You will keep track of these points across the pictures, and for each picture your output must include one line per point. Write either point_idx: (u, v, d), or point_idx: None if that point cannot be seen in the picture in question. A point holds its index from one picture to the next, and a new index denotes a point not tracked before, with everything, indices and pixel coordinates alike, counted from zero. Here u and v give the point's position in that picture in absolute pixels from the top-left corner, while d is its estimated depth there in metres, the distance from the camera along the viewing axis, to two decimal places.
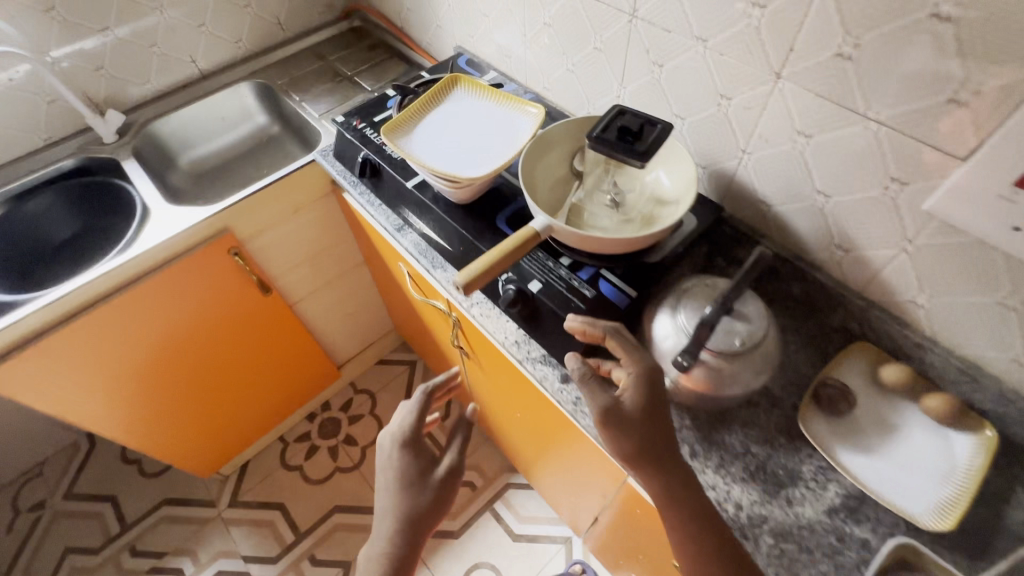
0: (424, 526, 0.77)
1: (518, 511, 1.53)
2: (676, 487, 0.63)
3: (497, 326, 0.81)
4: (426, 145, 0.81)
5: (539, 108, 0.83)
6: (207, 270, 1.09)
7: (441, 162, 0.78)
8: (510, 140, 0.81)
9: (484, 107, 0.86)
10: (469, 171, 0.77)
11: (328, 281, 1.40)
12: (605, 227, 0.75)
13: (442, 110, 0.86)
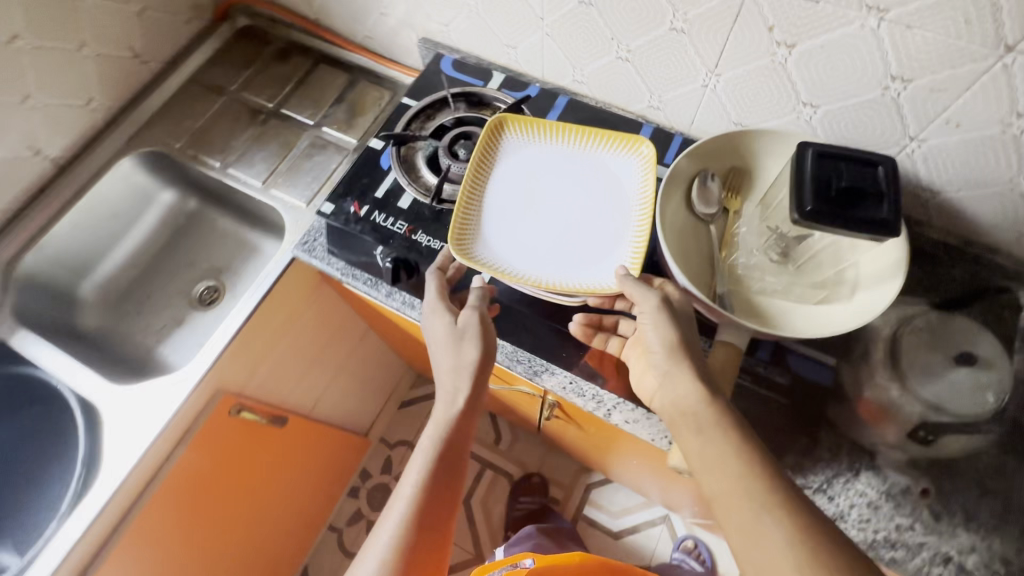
0: (480, 388, 0.61)
1: (609, 509, 1.48)
2: (717, 404, 0.51)
3: (654, 430, 0.67)
4: (516, 241, 0.59)
5: (646, 143, 0.62)
6: (215, 444, 0.81)
7: (551, 263, 0.58)
8: (622, 200, 0.61)
9: (562, 155, 0.64)
10: (594, 266, 0.58)
11: (339, 368, 1.13)
12: (773, 287, 0.58)
13: (507, 175, 0.62)
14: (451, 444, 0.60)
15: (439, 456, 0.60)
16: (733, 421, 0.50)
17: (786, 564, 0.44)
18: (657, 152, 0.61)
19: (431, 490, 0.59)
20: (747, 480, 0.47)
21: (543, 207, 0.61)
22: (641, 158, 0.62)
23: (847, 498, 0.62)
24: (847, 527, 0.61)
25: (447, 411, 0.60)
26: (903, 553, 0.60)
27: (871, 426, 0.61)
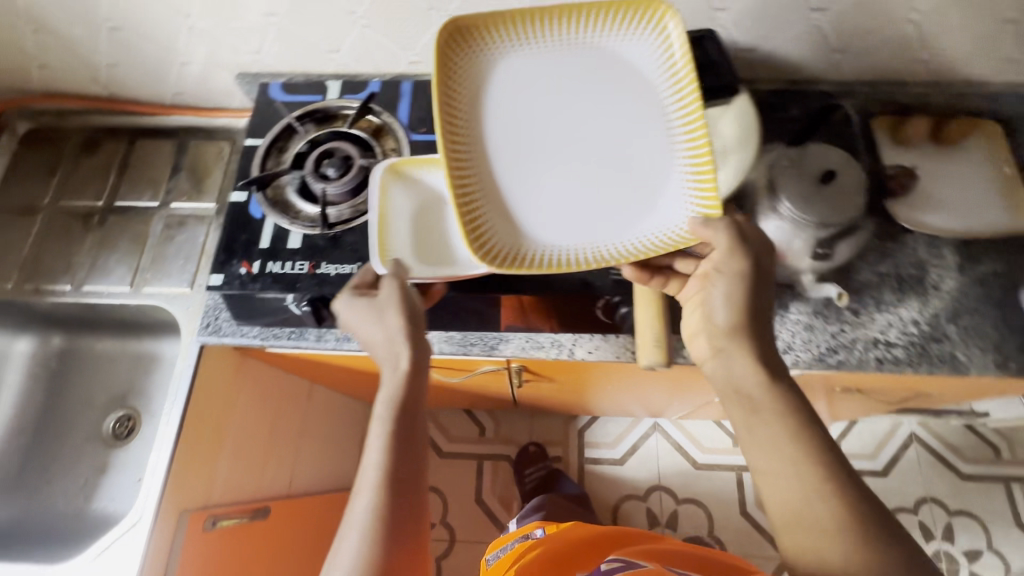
0: (423, 348, 0.57)
1: (606, 441, 1.55)
2: (781, 392, 0.53)
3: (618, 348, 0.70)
4: (540, 184, 0.59)
5: (673, 16, 0.59)
6: (190, 557, 0.73)
7: (593, 202, 0.59)
8: (661, 106, 0.61)
9: (574, 72, 0.62)
10: (654, 199, 0.58)
11: (298, 436, 1.06)
12: None
13: (503, 108, 0.62)
14: (411, 403, 0.55)
15: (398, 425, 0.53)
16: (795, 411, 0.52)
17: (829, 541, 0.46)
18: (687, 42, 0.59)
19: (400, 455, 0.52)
20: (798, 467, 0.49)
21: (559, 137, 0.61)
22: (671, 53, 0.61)
23: (788, 330, 0.70)
24: (798, 353, 0.69)
25: (394, 373, 0.55)
26: (845, 353, 0.69)
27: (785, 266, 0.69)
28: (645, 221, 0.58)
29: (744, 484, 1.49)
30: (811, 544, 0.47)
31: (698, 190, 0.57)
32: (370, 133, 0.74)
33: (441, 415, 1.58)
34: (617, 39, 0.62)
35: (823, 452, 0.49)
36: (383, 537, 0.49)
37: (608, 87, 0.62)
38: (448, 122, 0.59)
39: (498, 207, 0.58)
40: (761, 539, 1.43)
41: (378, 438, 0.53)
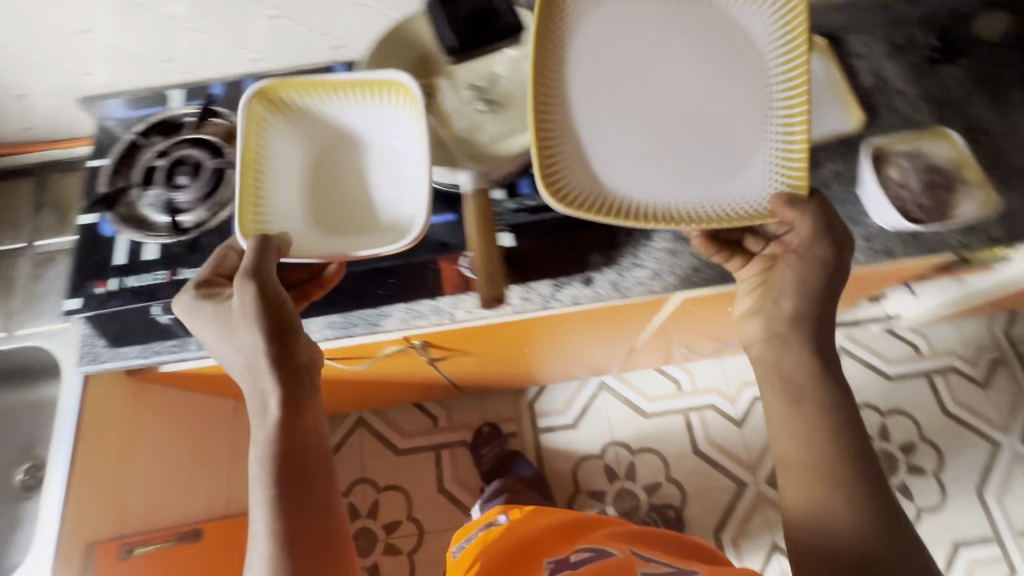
0: (292, 384, 0.56)
1: (557, 408, 1.58)
2: (819, 388, 0.58)
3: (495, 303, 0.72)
4: (632, 133, 0.60)
5: None
6: None
7: (681, 166, 0.59)
8: (768, 71, 0.61)
9: (675, 37, 0.62)
10: (738, 167, 0.60)
11: (233, 450, 1.05)
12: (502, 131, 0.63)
13: (603, 51, 0.61)
14: (289, 446, 0.55)
15: (277, 475, 0.53)
16: (828, 406, 0.57)
17: (836, 522, 0.53)
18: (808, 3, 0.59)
19: (285, 513, 0.52)
20: (817, 456, 0.56)
21: (653, 88, 0.61)
22: (783, 21, 0.61)
23: (653, 258, 0.74)
24: (664, 277, 0.73)
25: (264, 420, 0.56)
26: (708, 269, 0.73)
27: None
28: (728, 188, 0.59)
29: (693, 424, 1.54)
30: (818, 526, 0.54)
31: (783, 168, 0.59)
32: (222, 136, 0.73)
33: (393, 413, 1.59)
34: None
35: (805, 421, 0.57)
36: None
37: (710, 54, 0.62)
38: (542, 77, 0.58)
39: (577, 170, 0.58)
40: (715, 473, 1.49)
41: (259, 495, 0.53)
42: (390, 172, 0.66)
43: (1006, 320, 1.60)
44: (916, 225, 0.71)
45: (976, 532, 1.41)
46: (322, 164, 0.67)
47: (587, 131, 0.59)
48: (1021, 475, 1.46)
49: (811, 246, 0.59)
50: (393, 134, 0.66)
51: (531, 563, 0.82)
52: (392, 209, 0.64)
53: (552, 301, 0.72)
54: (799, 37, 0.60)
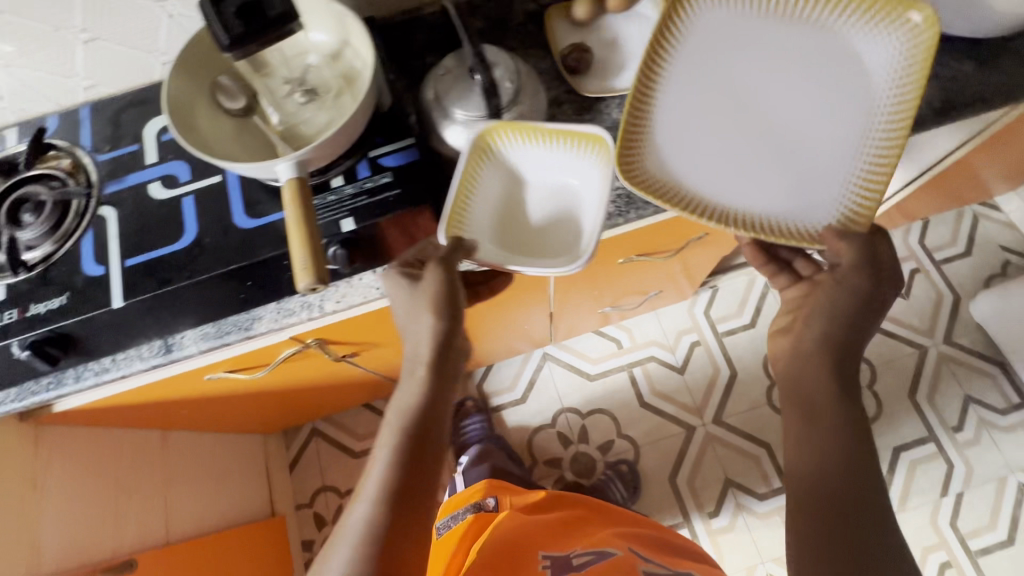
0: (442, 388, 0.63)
1: (506, 386, 1.61)
2: (842, 382, 0.62)
3: (362, 290, 0.74)
4: (725, 145, 0.70)
5: (920, 11, 0.66)
6: None
7: (755, 179, 0.69)
8: (875, 107, 0.69)
9: (791, 78, 0.72)
10: (814, 189, 0.68)
11: (162, 482, 1.08)
12: (327, 120, 0.65)
13: (722, 73, 0.72)
14: (417, 427, 0.60)
15: (403, 450, 0.58)
16: (844, 395, 0.61)
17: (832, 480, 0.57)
18: (935, 49, 0.65)
19: (396, 486, 0.56)
20: (823, 425, 0.60)
21: (752, 107, 0.71)
22: (902, 65, 0.68)
23: None
24: None
25: (412, 381, 0.64)
26: None
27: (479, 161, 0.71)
28: (796, 205, 0.68)
29: (637, 378, 1.58)
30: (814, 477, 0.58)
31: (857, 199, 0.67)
32: (68, 169, 0.73)
33: (346, 417, 1.60)
34: (862, 39, 0.70)
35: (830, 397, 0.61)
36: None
37: (824, 94, 0.71)
38: (649, 100, 0.70)
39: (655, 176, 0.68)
40: (664, 422, 1.53)
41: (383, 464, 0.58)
42: (561, 210, 0.73)
43: (918, 230, 1.67)
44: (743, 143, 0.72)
45: (914, 436, 1.48)
46: (507, 196, 0.74)
47: (679, 148, 0.70)
48: (948, 375, 1.53)
49: (852, 272, 0.64)
50: (574, 175, 0.73)
51: (527, 557, 0.86)
52: (558, 232, 0.72)
53: None
54: (914, 81, 0.67)
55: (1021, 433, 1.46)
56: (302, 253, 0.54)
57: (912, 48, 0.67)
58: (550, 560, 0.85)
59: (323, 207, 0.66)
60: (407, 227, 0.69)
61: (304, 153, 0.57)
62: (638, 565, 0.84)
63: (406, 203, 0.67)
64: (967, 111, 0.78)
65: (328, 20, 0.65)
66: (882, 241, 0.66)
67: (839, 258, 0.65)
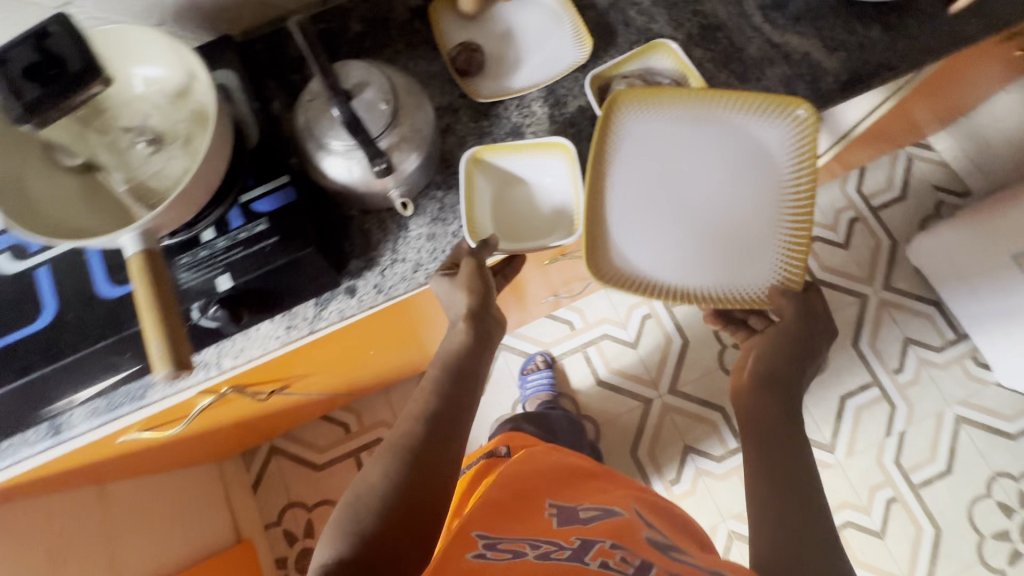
0: (480, 342, 0.68)
1: None
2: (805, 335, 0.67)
3: (261, 341, 0.69)
4: (667, 237, 0.69)
5: (802, 104, 0.67)
6: None
7: (693, 261, 0.69)
8: (784, 172, 0.69)
9: (703, 158, 0.71)
10: (751, 262, 0.68)
11: (103, 537, 1.03)
12: (179, 169, 0.58)
13: (641, 159, 0.70)
14: (454, 369, 0.66)
15: (442, 386, 0.65)
16: (799, 344, 0.67)
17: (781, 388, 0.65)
18: (822, 130, 0.67)
19: (431, 418, 0.62)
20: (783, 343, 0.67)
21: (677, 189, 0.70)
22: (800, 126, 0.68)
23: (413, 249, 0.71)
24: (427, 266, 0.70)
25: (455, 329, 0.68)
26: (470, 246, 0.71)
27: (365, 191, 0.66)
28: (741, 282, 0.68)
29: (592, 358, 1.58)
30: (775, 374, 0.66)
31: (791, 264, 0.67)
32: None
33: (304, 432, 1.57)
34: (758, 111, 0.69)
35: (793, 336, 0.67)
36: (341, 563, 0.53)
37: (736, 170, 0.70)
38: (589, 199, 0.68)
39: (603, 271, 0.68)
40: (622, 398, 1.55)
41: (427, 398, 0.64)
42: (546, 203, 0.76)
43: (855, 178, 1.67)
44: (656, 221, 0.69)
45: (858, 382, 1.53)
46: (497, 199, 0.76)
47: (629, 248, 0.69)
48: (888, 319, 1.57)
49: (792, 323, 0.67)
50: (548, 170, 0.75)
51: (533, 503, 0.70)
52: (544, 220, 0.76)
53: (319, 321, 0.69)
54: (812, 156, 0.68)
55: (955, 368, 1.53)
56: (157, 339, 0.48)
57: (804, 120, 0.68)
58: (556, 511, 0.69)
59: (195, 265, 0.60)
60: (295, 273, 0.63)
61: (148, 220, 0.51)
62: (643, 530, 0.67)
63: (286, 250, 0.61)
64: (875, 83, 0.75)
65: (160, 55, 0.57)
66: (815, 293, 0.70)
67: (787, 323, 0.67)
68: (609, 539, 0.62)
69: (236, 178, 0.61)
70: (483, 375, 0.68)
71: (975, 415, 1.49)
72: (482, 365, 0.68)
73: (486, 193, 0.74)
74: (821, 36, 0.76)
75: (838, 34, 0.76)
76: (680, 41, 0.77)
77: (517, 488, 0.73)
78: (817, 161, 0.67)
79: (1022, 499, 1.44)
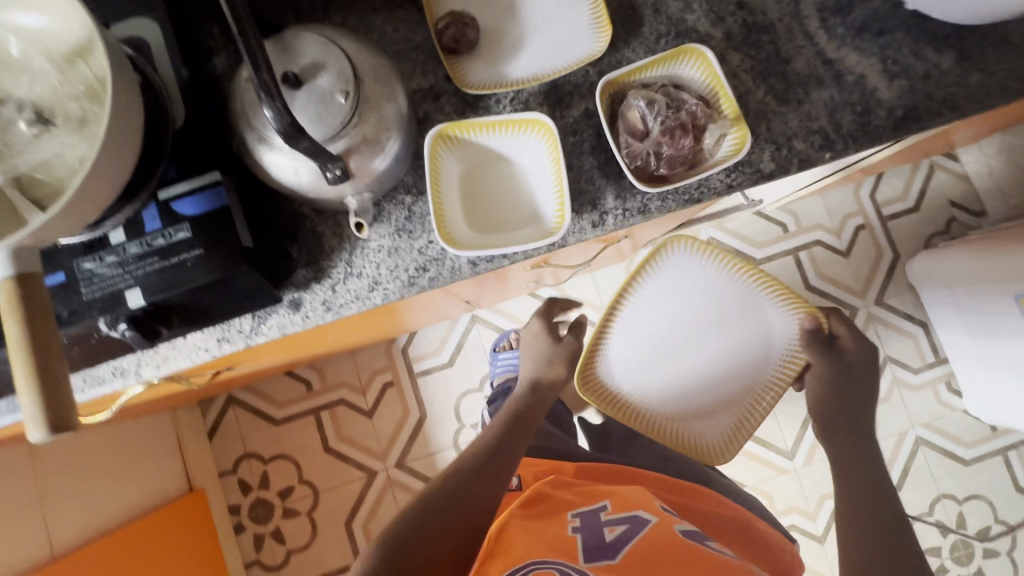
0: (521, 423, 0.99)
1: (430, 351, 1.52)
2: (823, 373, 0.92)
3: (188, 352, 0.60)
4: (710, 386, 0.85)
5: (681, 241, 0.76)
6: None
7: (729, 371, 0.85)
8: (715, 275, 0.80)
9: (660, 311, 0.82)
10: (761, 336, 0.83)
11: (37, 496, 0.99)
12: (71, 157, 0.45)
13: (631, 354, 0.81)
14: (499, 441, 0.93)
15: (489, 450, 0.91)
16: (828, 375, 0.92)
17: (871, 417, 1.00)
18: (720, 246, 0.76)
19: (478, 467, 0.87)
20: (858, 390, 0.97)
21: (665, 335, 0.84)
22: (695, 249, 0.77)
23: (371, 263, 0.61)
24: (386, 286, 0.61)
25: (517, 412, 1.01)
26: (437, 269, 0.60)
27: (316, 195, 0.55)
28: (773, 356, 0.83)
29: None
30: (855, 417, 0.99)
31: (797, 311, 0.81)
32: None
33: (262, 384, 1.51)
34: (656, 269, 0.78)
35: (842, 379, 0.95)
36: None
37: (686, 297, 0.82)
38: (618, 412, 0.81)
39: (710, 427, 0.85)
40: None
41: (473, 454, 0.90)
42: (527, 190, 0.60)
43: (870, 183, 1.57)
44: (672, 355, 0.84)
45: None
46: (473, 184, 0.60)
47: (705, 425, 0.84)
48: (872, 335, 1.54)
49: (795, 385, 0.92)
50: (527, 154, 0.59)
51: (566, 539, 0.80)
52: (522, 209, 0.59)
53: (258, 337, 0.60)
54: (723, 255, 0.78)
55: (927, 390, 1.52)
56: (30, 397, 0.40)
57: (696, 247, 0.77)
58: (579, 527, 0.84)
59: (102, 271, 0.50)
60: (225, 290, 0.53)
61: (23, 235, 0.40)
62: (673, 528, 0.82)
63: (210, 266, 0.50)
64: (934, 123, 0.63)
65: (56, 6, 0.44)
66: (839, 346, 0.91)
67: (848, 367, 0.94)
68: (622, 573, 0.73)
69: (152, 170, 0.49)
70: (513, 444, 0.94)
71: (935, 437, 1.51)
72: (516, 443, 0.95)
73: (456, 180, 0.58)
74: (882, 56, 0.64)
75: (903, 57, 0.64)
76: (716, 41, 0.64)
77: (544, 514, 0.87)
78: (734, 256, 0.77)
79: (960, 520, 1.49)
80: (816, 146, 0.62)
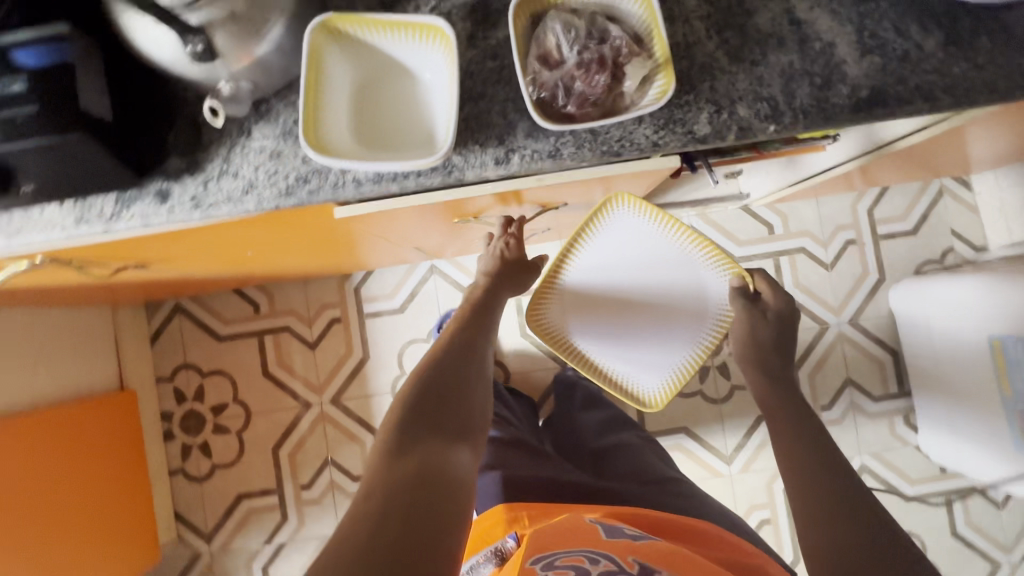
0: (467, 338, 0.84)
1: (384, 294, 1.48)
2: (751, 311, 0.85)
3: (42, 226, 0.56)
4: (652, 340, 0.85)
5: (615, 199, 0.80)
6: None
7: (670, 327, 0.85)
8: (652, 234, 0.82)
9: (604, 263, 0.84)
10: (700, 296, 0.84)
11: None
12: None
13: (572, 301, 0.85)
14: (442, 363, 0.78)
15: (428, 373, 0.76)
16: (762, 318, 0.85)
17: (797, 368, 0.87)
18: (654, 204, 0.79)
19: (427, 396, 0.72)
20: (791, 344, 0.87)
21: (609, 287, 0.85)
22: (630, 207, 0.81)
23: (249, 164, 0.56)
24: (261, 192, 0.55)
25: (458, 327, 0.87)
26: (318, 182, 0.55)
27: (184, 76, 0.50)
28: (709, 315, 0.84)
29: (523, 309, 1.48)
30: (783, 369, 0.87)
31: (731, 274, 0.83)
32: None
33: (210, 298, 1.49)
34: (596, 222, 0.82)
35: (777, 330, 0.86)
36: (468, 496, 0.62)
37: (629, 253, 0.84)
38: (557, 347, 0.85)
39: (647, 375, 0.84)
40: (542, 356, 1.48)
41: (416, 378, 0.75)
42: (427, 110, 0.54)
43: (871, 198, 1.47)
44: (617, 304, 0.85)
45: None
46: (367, 94, 0.54)
47: (644, 371, 0.84)
48: (839, 354, 1.48)
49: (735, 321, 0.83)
50: (430, 68, 0.54)
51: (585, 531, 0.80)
52: (416, 130, 0.54)
53: (119, 224, 0.56)
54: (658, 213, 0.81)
55: (884, 421, 1.47)
56: None
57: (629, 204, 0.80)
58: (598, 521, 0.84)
59: None
60: (69, 162, 0.49)
61: None
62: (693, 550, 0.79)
63: (43, 129, 0.46)
64: (902, 112, 0.56)
65: None
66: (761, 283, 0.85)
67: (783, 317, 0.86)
68: (666, 569, 0.69)
69: None
70: (463, 362, 0.80)
71: (882, 469, 1.46)
72: (468, 359, 0.81)
73: (345, 85, 0.53)
74: (858, 26, 0.56)
75: (883, 30, 0.56)
76: None
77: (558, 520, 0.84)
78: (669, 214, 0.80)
79: None
80: (760, 115, 0.55)
